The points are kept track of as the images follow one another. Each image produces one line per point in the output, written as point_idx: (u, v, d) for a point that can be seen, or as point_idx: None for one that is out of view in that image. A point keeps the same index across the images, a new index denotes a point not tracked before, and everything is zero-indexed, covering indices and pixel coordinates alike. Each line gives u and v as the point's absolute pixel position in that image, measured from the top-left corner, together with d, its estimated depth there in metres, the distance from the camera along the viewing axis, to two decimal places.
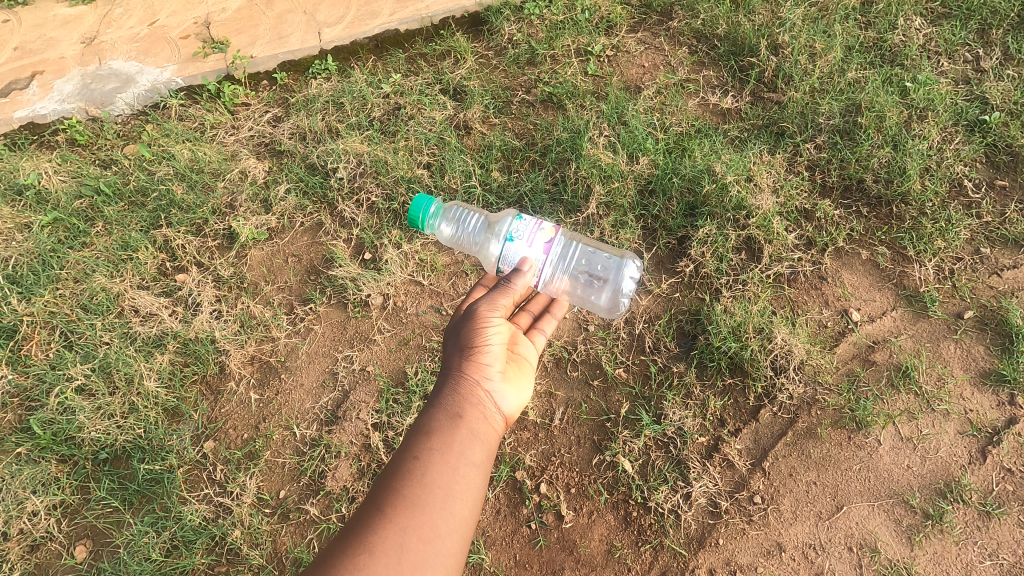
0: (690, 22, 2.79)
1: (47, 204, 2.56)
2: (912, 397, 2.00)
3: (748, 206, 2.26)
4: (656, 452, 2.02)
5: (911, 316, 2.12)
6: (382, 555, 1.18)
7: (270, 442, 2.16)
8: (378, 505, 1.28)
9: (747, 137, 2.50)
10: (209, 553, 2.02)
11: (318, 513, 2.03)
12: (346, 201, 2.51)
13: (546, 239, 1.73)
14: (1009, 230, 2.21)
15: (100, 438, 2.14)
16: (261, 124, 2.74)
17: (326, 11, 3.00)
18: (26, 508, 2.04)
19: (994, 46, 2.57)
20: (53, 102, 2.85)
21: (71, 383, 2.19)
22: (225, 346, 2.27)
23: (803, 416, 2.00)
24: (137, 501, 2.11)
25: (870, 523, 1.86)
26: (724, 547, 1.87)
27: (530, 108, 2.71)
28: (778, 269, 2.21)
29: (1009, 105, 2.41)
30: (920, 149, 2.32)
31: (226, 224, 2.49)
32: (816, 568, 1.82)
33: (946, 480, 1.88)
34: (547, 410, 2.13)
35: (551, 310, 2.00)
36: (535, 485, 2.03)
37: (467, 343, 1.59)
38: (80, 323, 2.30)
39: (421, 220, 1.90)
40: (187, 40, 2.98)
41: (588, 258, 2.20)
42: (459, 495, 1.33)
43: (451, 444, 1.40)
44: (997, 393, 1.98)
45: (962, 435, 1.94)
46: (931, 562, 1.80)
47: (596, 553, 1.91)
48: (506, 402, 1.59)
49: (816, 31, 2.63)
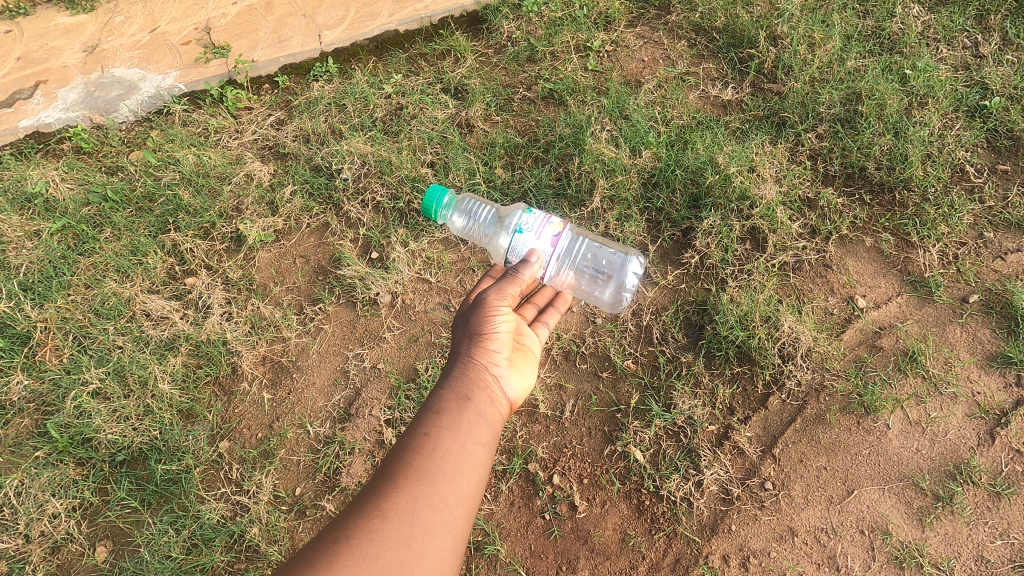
0: (688, 16, 2.81)
1: (55, 211, 2.58)
2: (920, 381, 2.01)
3: (751, 197, 2.28)
4: (667, 441, 2.04)
5: (917, 301, 2.14)
6: (395, 520, 1.21)
7: (284, 440, 2.18)
8: (389, 474, 1.30)
9: (748, 129, 2.52)
10: (228, 551, 2.04)
11: (334, 510, 2.05)
12: (352, 202, 2.54)
13: (554, 232, 1.76)
14: (1011, 214, 2.22)
15: (117, 440, 2.16)
16: (264, 128, 2.76)
17: (325, 14, 3.03)
18: (47, 510, 2.06)
19: (993, 32, 2.58)
20: (57, 111, 2.87)
21: (86, 388, 2.21)
22: (236, 346, 2.29)
23: (811, 402, 2.02)
24: (155, 501, 2.13)
25: (881, 506, 1.87)
26: (737, 533, 1.89)
27: (531, 105, 2.73)
28: (783, 258, 2.22)
29: (1009, 89, 2.42)
30: (921, 135, 2.34)
31: (234, 227, 2.52)
32: (829, 552, 1.84)
33: (955, 462, 1.90)
34: (557, 402, 2.16)
35: (556, 304, 2.01)
36: (548, 476, 2.05)
37: (476, 329, 1.61)
38: (93, 327, 2.33)
39: (434, 211, 1.92)
40: (187, 46, 3.00)
41: (594, 254, 2.23)
42: (467, 471, 1.35)
43: (460, 423, 1.42)
44: (1004, 375, 1.99)
45: (971, 417, 1.95)
46: (943, 543, 1.81)
47: (611, 542, 1.93)
48: (512, 388, 1.61)
49: (815, 21, 2.65)
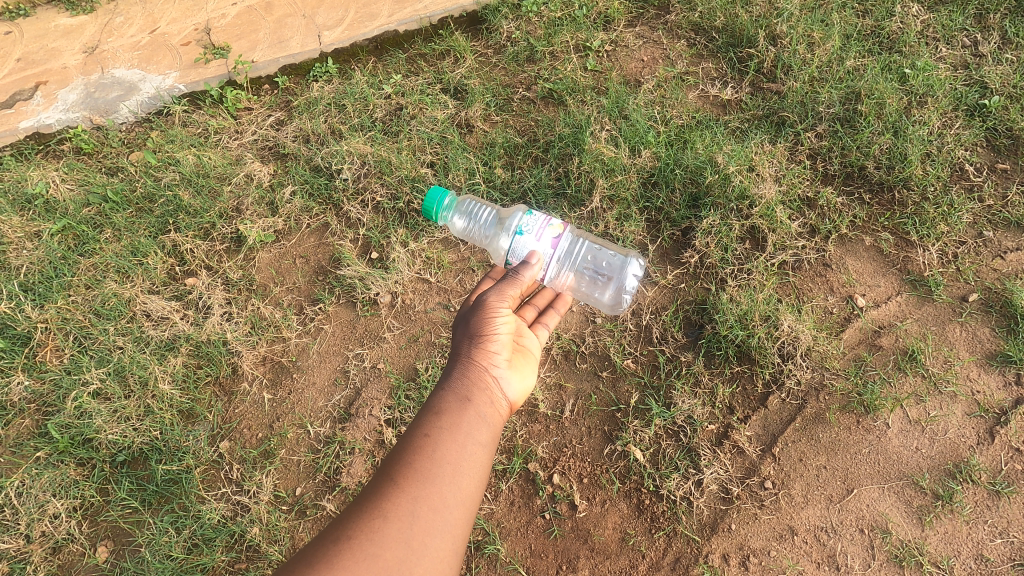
0: (687, 15, 2.81)
1: (55, 212, 2.58)
2: (920, 380, 2.01)
3: (751, 196, 2.28)
4: (667, 440, 2.04)
5: (916, 300, 2.14)
6: (395, 520, 1.21)
7: (284, 440, 2.18)
8: (390, 474, 1.31)
9: (748, 128, 2.52)
10: (229, 550, 2.04)
11: (335, 509, 2.05)
12: (352, 202, 2.54)
13: (555, 234, 1.76)
14: (1010, 213, 2.22)
15: (117, 440, 2.16)
16: (264, 128, 2.77)
17: (325, 14, 3.03)
18: (47, 510, 2.07)
19: (992, 31, 2.58)
20: (57, 112, 2.87)
21: (87, 388, 2.22)
22: (236, 346, 2.29)
23: (811, 401, 2.02)
24: (156, 502, 2.13)
25: (881, 504, 1.87)
26: (737, 532, 1.89)
27: (531, 105, 2.73)
28: (783, 257, 2.23)
29: (1009, 88, 2.42)
30: (921, 134, 2.34)
31: (234, 227, 2.52)
32: (829, 551, 1.84)
33: (955, 460, 1.90)
34: (557, 402, 2.16)
35: (556, 306, 2.02)
36: (548, 476, 2.05)
37: (476, 330, 1.61)
38: (94, 328, 2.33)
39: (434, 212, 1.92)
40: (187, 47, 3.01)
41: (594, 255, 2.23)
42: (467, 471, 1.36)
43: (460, 424, 1.42)
44: (1003, 374, 2.00)
45: (971, 416, 1.95)
46: (942, 541, 1.81)
47: (611, 541, 1.93)
48: (511, 389, 1.61)
49: (814, 20, 2.65)
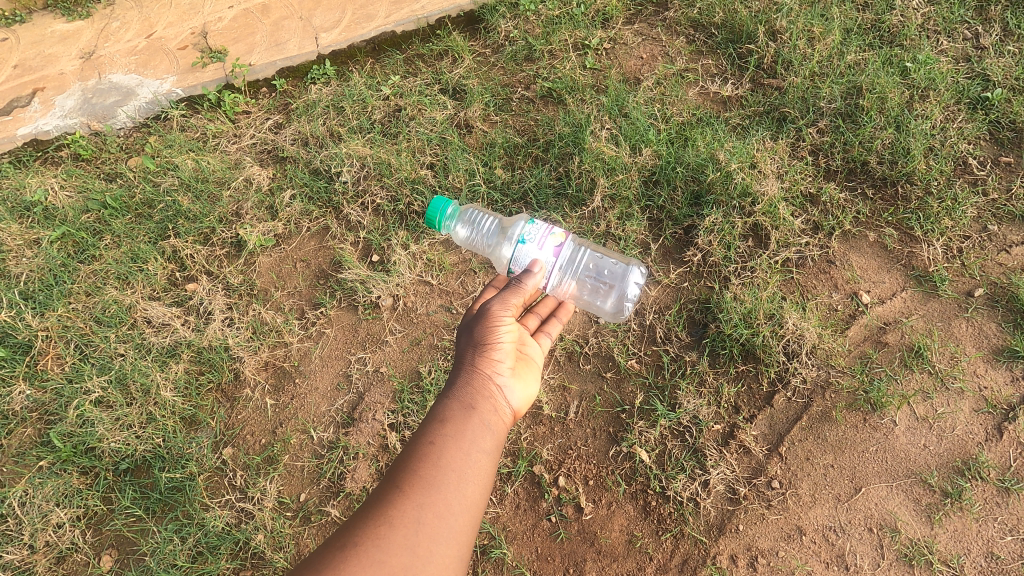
0: (686, 11, 2.79)
1: (55, 219, 2.57)
2: (926, 376, 2.00)
3: (754, 193, 2.26)
4: (672, 441, 2.03)
5: (922, 296, 2.12)
6: (401, 527, 1.20)
7: (288, 446, 2.17)
8: (395, 481, 1.30)
9: (749, 124, 2.51)
10: (234, 558, 2.04)
11: (339, 515, 2.05)
12: (352, 205, 2.53)
13: (556, 243, 1.76)
14: (1015, 206, 2.20)
15: (121, 448, 2.15)
16: (262, 132, 2.75)
17: (321, 17, 3.01)
18: (51, 521, 2.06)
19: (993, 23, 2.56)
20: (54, 118, 2.86)
21: (88, 397, 2.21)
22: (238, 352, 2.28)
23: (817, 400, 2.01)
24: (160, 509, 2.12)
25: (889, 503, 1.86)
26: (745, 532, 1.88)
27: (529, 104, 2.71)
28: (786, 253, 2.21)
29: (1011, 81, 2.40)
30: (923, 128, 2.32)
31: (234, 232, 2.51)
32: (838, 551, 1.83)
33: (963, 457, 1.89)
34: (561, 404, 2.14)
35: (557, 314, 1.97)
36: (553, 478, 2.04)
37: (480, 338, 1.60)
38: (95, 335, 2.32)
39: (437, 221, 1.91)
40: (186, 51, 2.99)
41: (596, 263, 2.22)
42: (472, 479, 1.34)
43: (465, 432, 1.41)
44: (1011, 369, 1.98)
45: (978, 413, 1.94)
46: (952, 540, 1.80)
47: (618, 543, 1.92)
48: (514, 397, 1.58)
49: (814, 15, 2.63)
